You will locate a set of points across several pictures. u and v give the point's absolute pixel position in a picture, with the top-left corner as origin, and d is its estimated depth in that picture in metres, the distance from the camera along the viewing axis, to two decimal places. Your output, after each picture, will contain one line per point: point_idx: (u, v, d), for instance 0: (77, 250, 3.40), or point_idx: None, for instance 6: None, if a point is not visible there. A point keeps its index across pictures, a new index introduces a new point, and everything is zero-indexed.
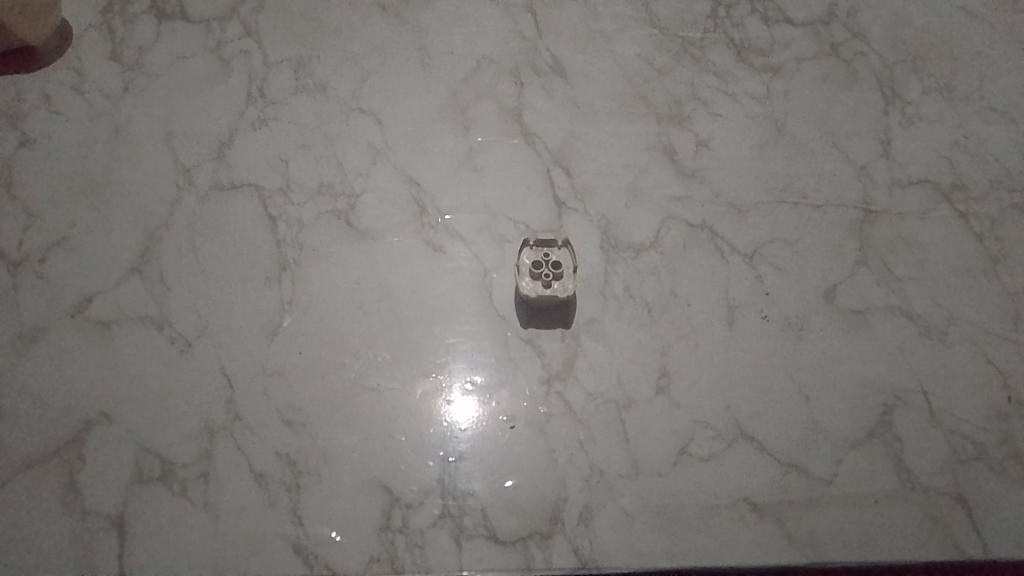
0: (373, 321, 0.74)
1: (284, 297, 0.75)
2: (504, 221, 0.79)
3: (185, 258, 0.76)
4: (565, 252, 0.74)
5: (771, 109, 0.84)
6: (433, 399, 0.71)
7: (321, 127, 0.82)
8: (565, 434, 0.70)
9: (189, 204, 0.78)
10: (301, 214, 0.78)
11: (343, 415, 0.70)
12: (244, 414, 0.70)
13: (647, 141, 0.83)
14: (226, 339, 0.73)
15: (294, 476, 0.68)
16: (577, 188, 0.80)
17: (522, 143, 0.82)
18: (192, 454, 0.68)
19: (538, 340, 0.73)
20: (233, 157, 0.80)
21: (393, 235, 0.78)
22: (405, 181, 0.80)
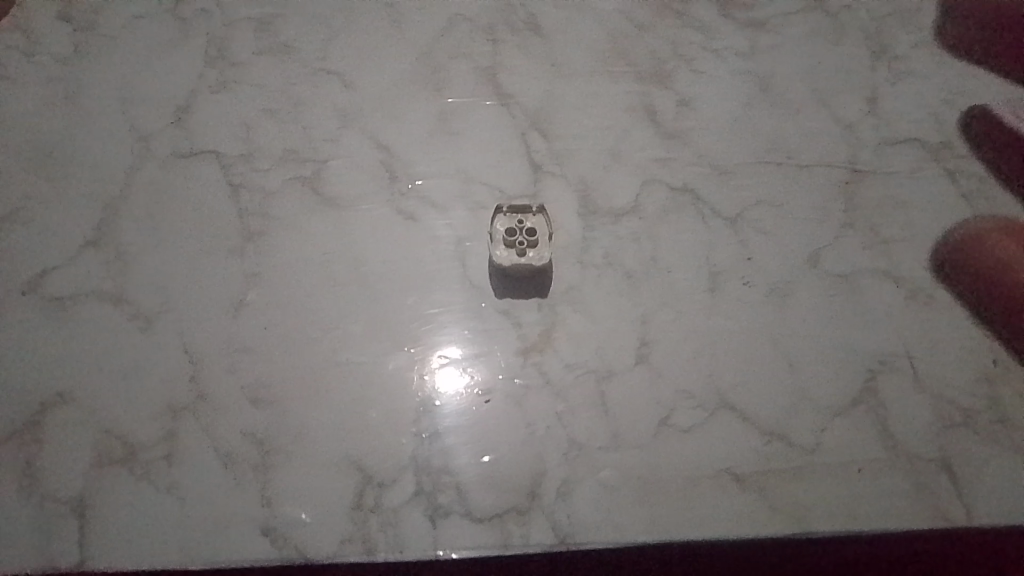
0: (343, 293, 0.71)
1: (249, 270, 0.71)
2: (478, 186, 0.75)
3: (143, 231, 0.72)
4: (540, 219, 0.72)
5: (756, 66, 0.81)
6: (406, 373, 0.68)
7: (286, 90, 0.78)
8: (544, 407, 0.68)
9: (147, 173, 0.74)
10: (266, 182, 0.75)
11: (314, 392, 0.67)
12: (209, 393, 0.67)
13: (627, 101, 0.79)
14: (189, 314, 0.70)
15: (262, 456, 0.65)
16: (555, 151, 0.77)
17: (497, 104, 0.78)
18: (156, 435, 0.66)
19: (515, 311, 0.71)
20: (192, 123, 0.76)
21: (363, 203, 0.74)
22: (374, 146, 0.76)
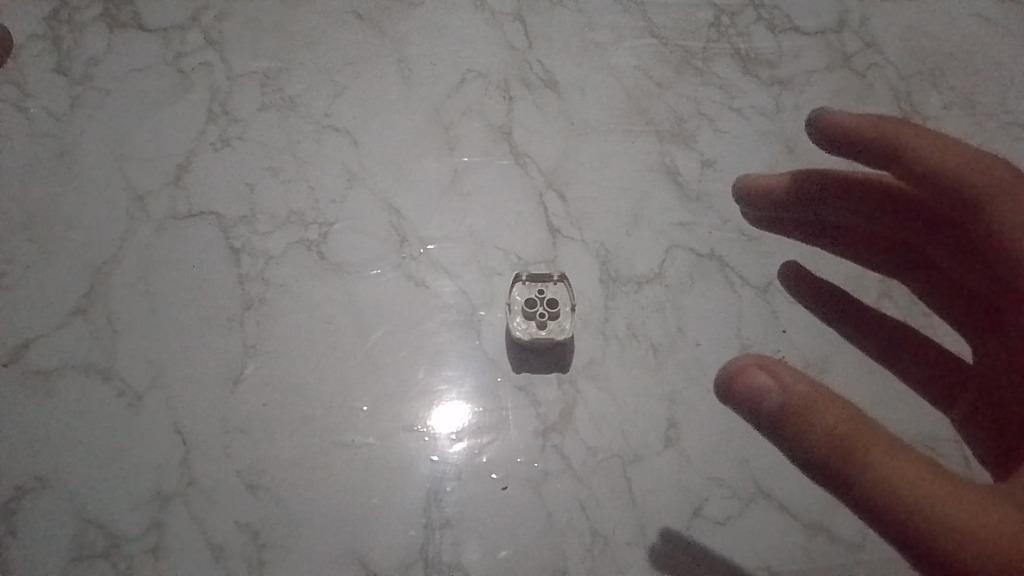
0: (347, 366, 0.66)
1: (247, 341, 0.67)
2: (492, 252, 0.71)
3: (136, 298, 0.68)
4: (561, 287, 0.66)
5: (781, 126, 0.78)
6: (415, 456, 0.63)
7: (291, 147, 0.74)
8: (565, 495, 0.62)
9: (142, 235, 0.70)
10: (268, 245, 0.70)
11: (316, 477, 0.62)
12: (201, 477, 0.62)
13: (648, 162, 0.75)
14: (181, 389, 0.65)
15: (258, 549, 0.60)
16: (572, 214, 0.73)
17: (512, 163, 0.74)
18: (141, 525, 0.61)
19: (532, 387, 0.66)
20: (192, 183, 0.72)
21: (371, 269, 0.70)
22: (383, 207, 0.72)
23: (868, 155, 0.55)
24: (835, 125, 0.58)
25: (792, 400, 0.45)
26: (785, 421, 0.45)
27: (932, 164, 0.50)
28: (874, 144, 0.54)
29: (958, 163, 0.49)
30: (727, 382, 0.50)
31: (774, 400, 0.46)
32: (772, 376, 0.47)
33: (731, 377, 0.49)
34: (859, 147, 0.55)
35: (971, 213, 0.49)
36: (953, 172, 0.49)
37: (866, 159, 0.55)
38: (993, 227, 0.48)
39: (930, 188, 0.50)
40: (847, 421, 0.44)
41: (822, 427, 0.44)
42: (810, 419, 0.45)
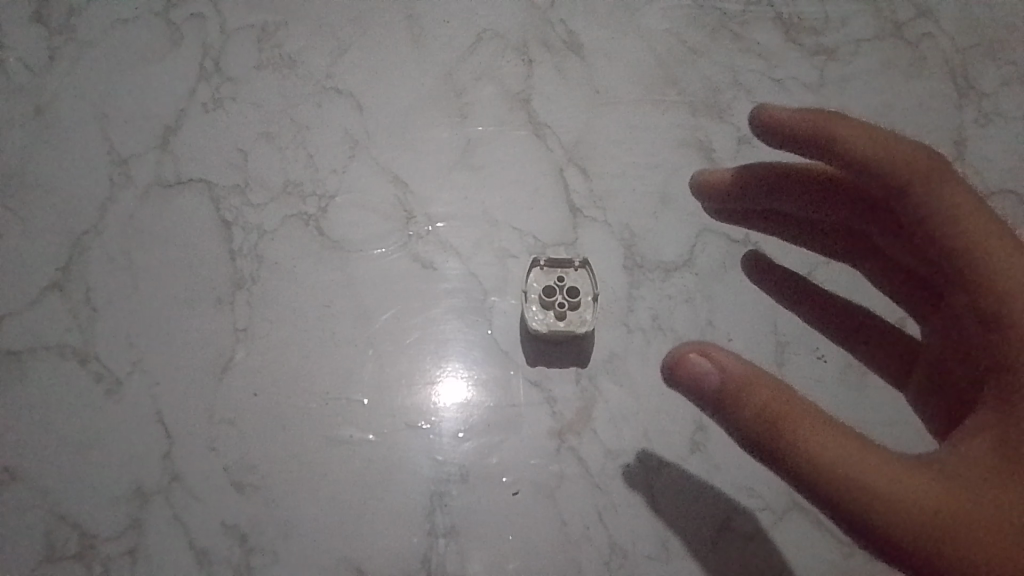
0: (346, 354, 0.61)
1: (238, 324, 0.61)
2: (506, 232, 0.65)
3: (118, 274, 0.62)
4: (583, 275, 0.60)
5: (826, 101, 0.71)
6: (418, 454, 0.58)
7: (288, 111, 0.67)
8: (580, 502, 0.57)
9: (125, 205, 0.64)
10: (261, 219, 0.64)
11: (311, 476, 0.57)
12: (185, 474, 0.57)
13: (679, 137, 0.69)
14: (166, 376, 0.59)
15: (245, 554, 0.56)
16: (595, 192, 0.66)
17: (529, 135, 0.68)
18: (120, 524, 0.56)
19: (548, 383, 0.60)
20: (180, 148, 0.66)
21: (374, 248, 0.64)
22: (388, 179, 0.66)
23: (795, 147, 0.49)
24: (755, 117, 0.52)
25: (733, 385, 0.43)
26: (726, 407, 0.43)
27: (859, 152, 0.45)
28: (797, 137, 0.49)
29: (883, 147, 0.44)
30: (665, 368, 0.47)
31: (714, 386, 0.44)
32: (713, 363, 0.45)
33: (672, 362, 0.46)
34: (786, 139, 0.49)
35: (901, 198, 0.43)
36: (880, 157, 0.44)
37: (793, 152, 0.50)
38: (924, 211, 0.42)
39: (859, 176, 0.45)
40: (784, 406, 0.42)
41: (760, 412, 0.42)
42: (746, 403, 0.43)
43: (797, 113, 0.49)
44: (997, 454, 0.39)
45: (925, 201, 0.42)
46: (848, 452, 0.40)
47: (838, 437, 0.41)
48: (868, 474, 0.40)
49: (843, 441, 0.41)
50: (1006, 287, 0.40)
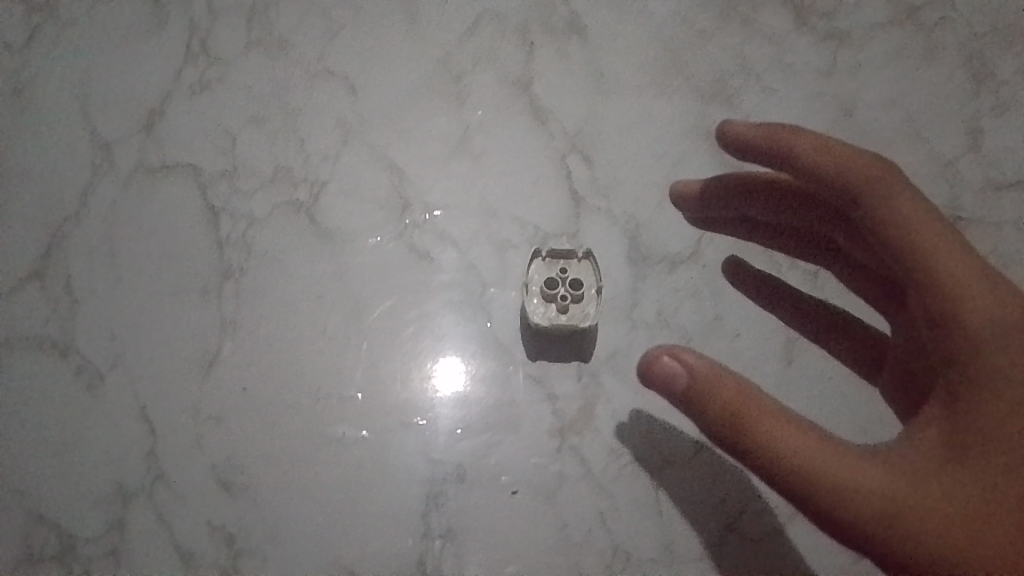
0: (338, 348, 0.58)
1: (226, 317, 0.59)
2: (506, 222, 0.62)
3: (100, 264, 0.60)
4: (586, 266, 0.58)
5: (837, 88, 0.69)
6: (413, 453, 0.56)
7: (278, 94, 0.64)
8: (582, 504, 0.55)
9: (108, 191, 0.62)
10: (251, 207, 0.62)
11: (301, 475, 0.55)
12: (169, 473, 0.55)
13: (686, 124, 0.66)
14: (151, 371, 0.57)
15: (231, 557, 0.53)
16: (599, 181, 0.64)
17: (531, 121, 0.65)
18: (101, 525, 0.54)
19: (549, 380, 0.58)
20: (166, 132, 0.63)
21: (368, 237, 0.61)
22: (382, 166, 0.63)
23: (767, 160, 0.53)
24: (727, 133, 0.56)
25: (700, 385, 0.46)
26: (693, 404, 0.47)
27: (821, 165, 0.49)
28: (769, 149, 0.53)
29: (842, 161, 0.48)
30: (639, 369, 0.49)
31: (683, 385, 0.47)
32: (682, 363, 0.47)
33: (644, 364, 0.49)
34: (758, 152, 0.54)
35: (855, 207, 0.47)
36: (837, 170, 0.48)
37: (767, 164, 0.54)
38: (876, 218, 0.46)
39: (822, 187, 0.49)
40: (745, 403, 0.45)
41: (723, 409, 0.45)
42: (710, 400, 0.46)
43: (769, 129, 0.53)
44: (940, 440, 0.43)
45: (876, 209, 0.46)
46: (807, 443, 0.44)
47: (797, 431, 0.44)
48: (826, 464, 0.43)
49: (799, 432, 0.44)
50: (950, 288, 0.43)
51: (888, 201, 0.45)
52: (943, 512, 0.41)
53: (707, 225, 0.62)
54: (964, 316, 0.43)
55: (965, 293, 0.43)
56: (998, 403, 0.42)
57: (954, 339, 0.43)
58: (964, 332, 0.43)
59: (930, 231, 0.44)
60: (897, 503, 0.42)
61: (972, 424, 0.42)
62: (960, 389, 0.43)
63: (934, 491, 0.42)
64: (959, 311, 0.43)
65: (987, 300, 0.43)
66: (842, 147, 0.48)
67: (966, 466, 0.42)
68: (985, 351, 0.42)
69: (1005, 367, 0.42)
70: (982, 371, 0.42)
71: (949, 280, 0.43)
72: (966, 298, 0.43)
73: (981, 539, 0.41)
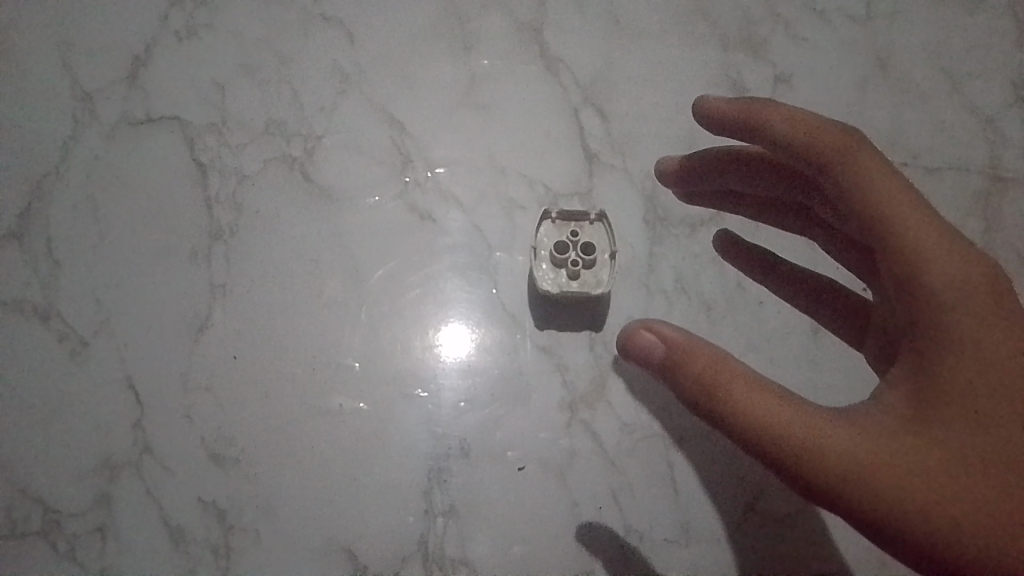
0: (334, 315, 0.55)
1: (216, 280, 0.55)
2: (514, 180, 0.58)
3: (82, 223, 0.56)
4: (599, 229, 0.53)
5: (874, 36, 0.63)
6: (415, 425, 0.53)
7: (270, 41, 0.60)
8: (593, 480, 0.52)
9: (90, 145, 0.58)
10: (242, 162, 0.58)
11: (296, 450, 0.52)
12: (158, 446, 0.52)
13: (709, 75, 0.61)
14: (137, 337, 0.54)
15: (223, 534, 0.51)
16: (614, 136, 0.59)
17: (542, 71, 0.60)
18: (87, 499, 0.51)
19: (559, 349, 0.54)
20: (150, 81, 0.59)
21: (367, 196, 0.57)
22: (381, 119, 0.59)
23: (735, 135, 0.50)
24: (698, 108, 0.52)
25: (677, 355, 0.43)
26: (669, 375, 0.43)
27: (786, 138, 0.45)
28: (734, 122, 0.49)
29: (808, 132, 0.44)
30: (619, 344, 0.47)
31: (660, 356, 0.44)
32: (657, 335, 0.45)
33: (624, 337, 0.46)
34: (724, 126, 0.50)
35: (822, 177, 0.44)
36: (804, 142, 0.44)
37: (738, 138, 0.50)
38: (841, 187, 0.42)
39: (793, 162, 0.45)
40: (723, 372, 0.41)
41: (699, 379, 0.42)
42: (684, 370, 0.42)
43: (734, 103, 0.49)
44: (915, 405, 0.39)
45: (840, 178, 0.42)
46: (783, 412, 0.40)
47: (776, 400, 0.41)
48: (800, 432, 0.40)
49: (777, 401, 0.41)
50: (913, 252, 0.39)
51: (852, 167, 0.42)
52: (928, 482, 0.38)
53: (698, 200, 0.57)
54: (926, 280, 0.39)
55: (929, 258, 0.39)
56: (971, 364, 0.39)
57: (917, 305, 0.39)
58: (927, 297, 0.39)
59: (892, 196, 0.40)
60: (881, 475, 0.38)
61: (948, 390, 0.39)
62: (928, 355, 0.39)
63: (913, 458, 0.38)
64: (922, 274, 0.39)
65: (952, 259, 0.39)
66: (809, 117, 0.45)
67: (947, 432, 0.39)
68: (950, 313, 0.39)
69: (976, 327, 0.39)
70: (952, 334, 0.39)
71: (912, 244, 0.39)
72: (929, 261, 0.39)
73: (970, 508, 0.38)
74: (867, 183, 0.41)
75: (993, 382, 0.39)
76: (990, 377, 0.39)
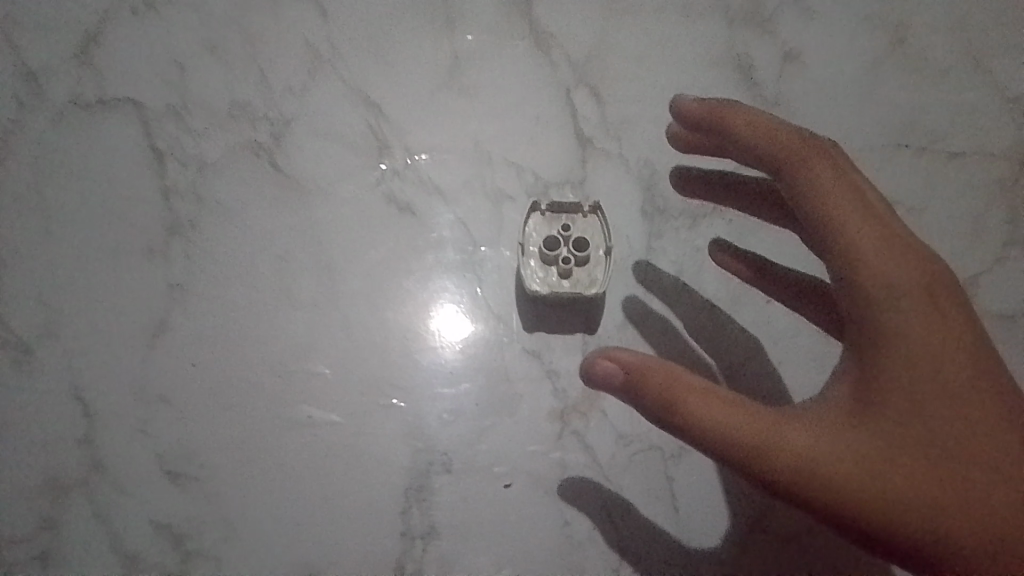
0: (303, 317, 0.50)
1: (173, 280, 0.50)
2: (500, 168, 0.53)
3: (26, 218, 0.51)
4: (592, 223, 0.49)
5: (892, 9, 0.58)
6: (392, 437, 0.48)
7: (234, 14, 0.55)
8: (586, 498, 0.48)
9: (34, 130, 0.52)
10: (202, 148, 0.52)
11: (261, 466, 0.48)
12: (109, 463, 0.47)
13: (713, 54, 0.57)
14: (87, 343, 0.49)
15: (181, 560, 0.47)
16: (610, 119, 0.54)
17: (532, 48, 0.55)
18: (31, 522, 0.47)
19: (549, 354, 0.50)
20: (101, 60, 0.53)
21: (340, 186, 0.53)
22: (355, 100, 0.54)
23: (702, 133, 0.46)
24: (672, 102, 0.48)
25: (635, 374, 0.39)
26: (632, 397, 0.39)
27: (746, 140, 0.43)
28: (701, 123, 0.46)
29: (769, 136, 0.42)
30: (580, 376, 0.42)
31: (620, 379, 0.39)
32: (619, 364, 0.39)
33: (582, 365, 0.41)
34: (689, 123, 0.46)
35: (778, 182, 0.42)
36: (766, 147, 0.42)
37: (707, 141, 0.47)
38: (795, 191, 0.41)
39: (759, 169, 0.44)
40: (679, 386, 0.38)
41: (658, 395, 0.38)
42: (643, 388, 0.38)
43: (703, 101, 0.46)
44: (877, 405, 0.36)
45: (795, 182, 0.41)
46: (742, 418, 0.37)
47: (735, 406, 0.37)
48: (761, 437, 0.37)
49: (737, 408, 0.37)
50: (856, 254, 0.38)
51: (805, 171, 0.40)
52: (897, 483, 0.36)
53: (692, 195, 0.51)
54: (870, 280, 0.37)
55: (870, 260, 0.37)
56: (925, 362, 0.36)
57: (854, 303, 0.37)
58: (863, 295, 0.37)
59: (839, 201, 0.39)
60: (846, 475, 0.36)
61: (899, 386, 0.36)
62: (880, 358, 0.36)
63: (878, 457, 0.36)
64: (865, 279, 0.37)
65: (897, 264, 0.37)
66: (770, 123, 0.43)
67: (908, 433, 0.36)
68: (897, 318, 0.36)
69: (925, 324, 0.36)
70: (894, 330, 0.36)
71: (851, 245, 0.38)
72: (873, 265, 0.37)
73: (951, 501, 0.36)
74: (818, 187, 0.40)
75: (956, 375, 0.36)
76: (949, 368, 0.36)
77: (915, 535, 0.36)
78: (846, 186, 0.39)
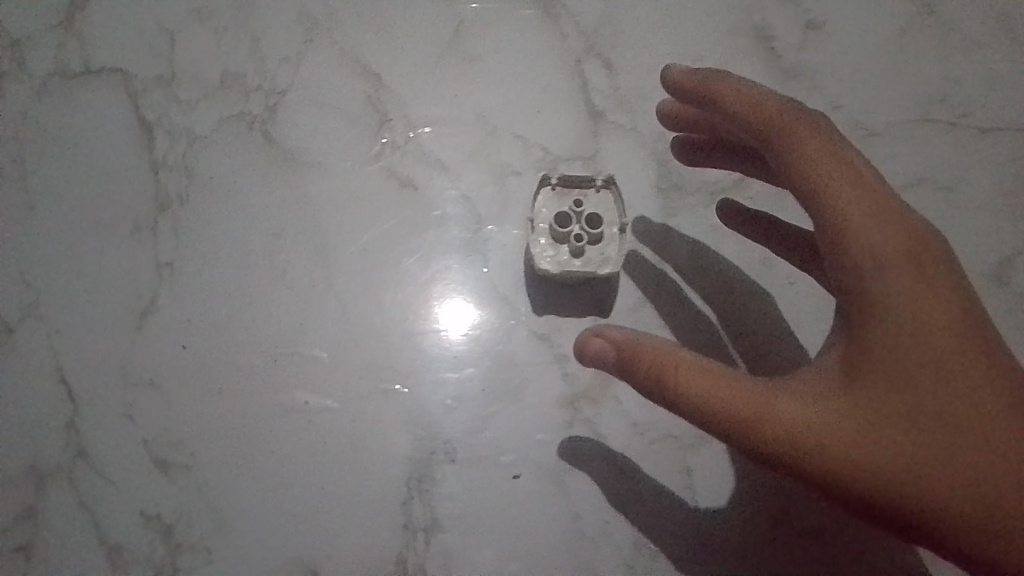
0: (299, 298, 0.47)
1: (162, 258, 0.48)
2: (507, 142, 0.50)
3: (7, 194, 0.49)
4: (606, 199, 0.46)
5: None
6: (392, 424, 0.46)
7: None
8: (597, 489, 0.45)
9: (15, 101, 0.50)
10: (192, 120, 0.50)
11: (254, 454, 0.45)
12: (94, 450, 0.45)
13: (731, 23, 0.54)
14: (71, 324, 0.47)
15: (169, 552, 0.44)
16: (623, 91, 0.51)
17: (541, 16, 0.52)
18: (12, 512, 0.44)
19: (558, 337, 0.47)
20: (86, 26, 0.51)
21: (337, 161, 0.50)
22: (353, 70, 0.51)
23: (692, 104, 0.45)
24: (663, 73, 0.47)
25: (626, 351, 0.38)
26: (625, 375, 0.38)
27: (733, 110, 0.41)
28: (688, 94, 0.44)
29: (754, 106, 0.40)
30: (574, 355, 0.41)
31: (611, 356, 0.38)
32: (610, 340, 0.39)
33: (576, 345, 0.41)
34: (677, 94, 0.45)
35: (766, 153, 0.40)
36: (751, 117, 0.40)
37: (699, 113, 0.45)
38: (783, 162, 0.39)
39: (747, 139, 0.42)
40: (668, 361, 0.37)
41: (649, 370, 0.37)
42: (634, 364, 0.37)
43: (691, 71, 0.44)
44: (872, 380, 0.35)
45: (782, 153, 0.39)
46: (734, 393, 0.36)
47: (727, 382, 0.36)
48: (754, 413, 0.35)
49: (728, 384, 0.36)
50: (844, 223, 0.36)
51: (793, 139, 0.39)
52: (891, 457, 0.34)
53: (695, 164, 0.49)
54: (858, 251, 0.35)
55: (854, 229, 0.36)
56: (917, 333, 0.35)
57: (843, 276, 0.36)
58: (850, 267, 0.36)
59: (827, 170, 0.37)
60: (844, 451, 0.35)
61: (891, 359, 0.35)
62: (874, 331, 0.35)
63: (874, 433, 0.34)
64: (855, 249, 0.35)
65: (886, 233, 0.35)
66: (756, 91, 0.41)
67: (904, 407, 0.34)
68: (890, 289, 0.35)
69: (913, 294, 0.35)
70: (884, 302, 0.35)
71: (839, 215, 0.36)
72: (861, 234, 0.35)
73: (954, 474, 0.34)
74: (804, 156, 0.38)
75: (953, 347, 0.35)
76: (944, 340, 0.35)
77: (911, 509, 0.35)
78: (835, 154, 0.38)
